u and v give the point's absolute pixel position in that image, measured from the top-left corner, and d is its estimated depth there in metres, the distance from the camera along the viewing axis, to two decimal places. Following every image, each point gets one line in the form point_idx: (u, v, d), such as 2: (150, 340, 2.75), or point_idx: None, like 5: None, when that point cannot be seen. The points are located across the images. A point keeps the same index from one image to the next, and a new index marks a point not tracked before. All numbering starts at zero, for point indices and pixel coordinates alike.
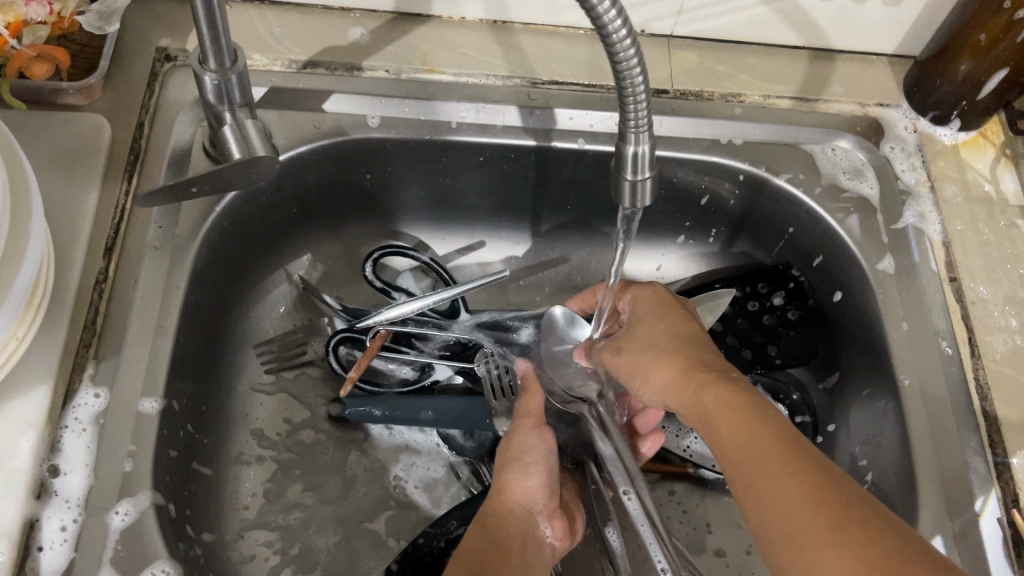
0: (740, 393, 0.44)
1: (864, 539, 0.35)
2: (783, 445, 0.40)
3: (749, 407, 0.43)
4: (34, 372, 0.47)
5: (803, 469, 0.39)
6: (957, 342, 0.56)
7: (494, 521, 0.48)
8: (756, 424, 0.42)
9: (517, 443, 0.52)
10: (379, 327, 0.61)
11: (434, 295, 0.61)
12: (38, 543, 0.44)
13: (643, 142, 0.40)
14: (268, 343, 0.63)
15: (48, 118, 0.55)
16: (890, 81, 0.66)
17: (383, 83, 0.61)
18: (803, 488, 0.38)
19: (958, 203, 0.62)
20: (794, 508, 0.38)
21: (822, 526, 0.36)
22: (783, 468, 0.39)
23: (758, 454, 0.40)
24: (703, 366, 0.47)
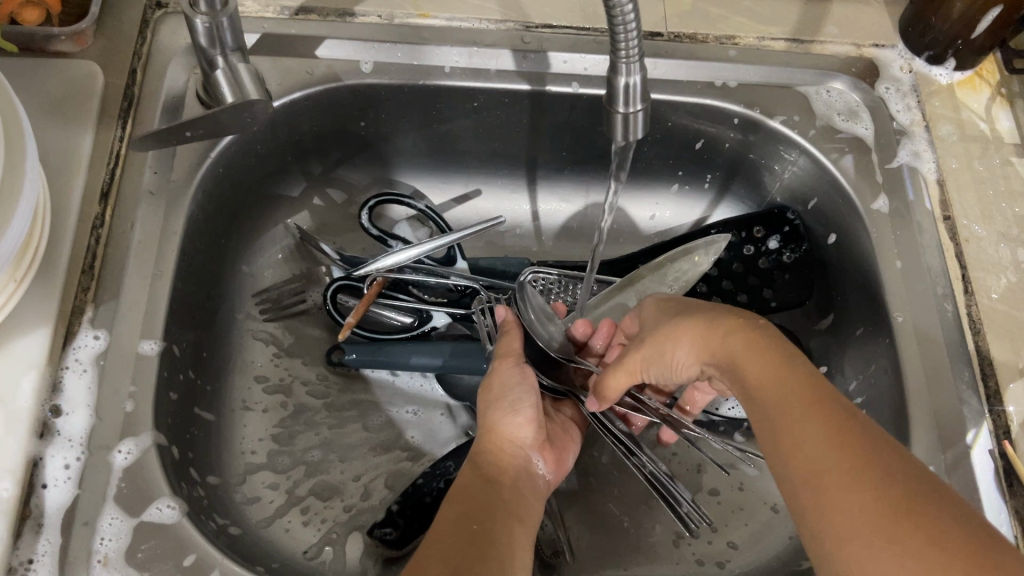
0: (769, 343, 0.41)
1: (889, 482, 0.33)
2: (811, 388, 0.38)
3: (774, 353, 0.40)
4: (34, 315, 0.48)
5: (830, 410, 0.36)
6: (950, 280, 0.57)
7: (485, 462, 0.49)
8: (786, 368, 0.39)
9: (498, 383, 0.52)
10: (376, 275, 0.60)
11: (431, 243, 0.61)
12: (42, 480, 0.44)
13: (634, 73, 0.40)
14: (267, 293, 0.64)
15: (40, 65, 0.55)
16: (886, 21, 0.66)
17: (375, 29, 0.61)
18: (829, 428, 0.36)
19: (952, 142, 0.62)
20: (816, 449, 0.35)
21: (846, 468, 0.34)
22: (809, 410, 0.37)
23: (784, 394, 0.38)
24: (727, 322, 0.44)
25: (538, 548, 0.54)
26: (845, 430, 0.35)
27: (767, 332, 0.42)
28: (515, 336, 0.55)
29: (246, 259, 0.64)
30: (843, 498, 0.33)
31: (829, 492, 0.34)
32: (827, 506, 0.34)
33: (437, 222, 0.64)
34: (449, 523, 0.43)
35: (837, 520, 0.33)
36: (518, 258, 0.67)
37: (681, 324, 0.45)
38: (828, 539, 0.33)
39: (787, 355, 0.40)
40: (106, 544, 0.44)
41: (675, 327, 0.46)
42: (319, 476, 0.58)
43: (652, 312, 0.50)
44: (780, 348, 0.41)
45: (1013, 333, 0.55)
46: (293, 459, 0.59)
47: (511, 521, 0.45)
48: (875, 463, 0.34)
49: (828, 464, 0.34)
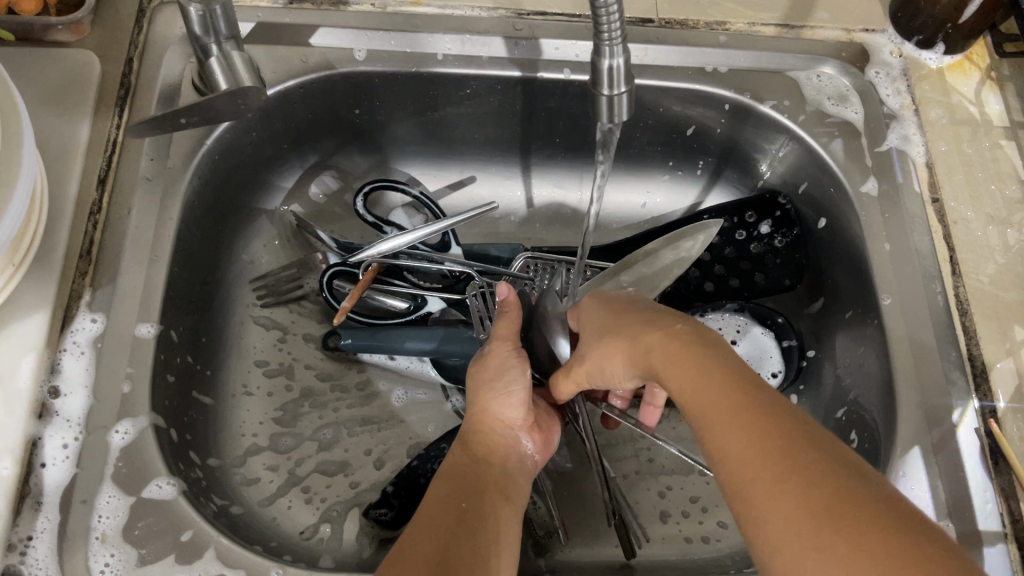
0: (694, 346, 0.40)
1: (811, 479, 0.31)
2: (730, 387, 0.37)
3: (698, 356, 0.39)
4: (33, 299, 0.48)
5: (753, 408, 0.35)
6: (938, 261, 0.57)
7: (477, 442, 0.49)
8: (708, 372, 0.38)
9: (494, 364, 0.52)
10: (371, 261, 0.61)
11: (425, 229, 0.62)
12: (41, 460, 0.45)
13: (617, 55, 0.41)
14: (265, 278, 0.65)
15: (37, 53, 0.55)
16: (876, 6, 0.66)
17: (369, 17, 0.61)
18: (751, 432, 0.34)
19: (942, 125, 0.62)
20: (741, 457, 0.34)
21: (770, 475, 0.32)
22: (732, 411, 0.35)
23: (709, 397, 0.37)
24: (651, 329, 0.43)
25: (532, 527, 0.55)
26: (770, 428, 0.34)
27: (692, 333, 0.41)
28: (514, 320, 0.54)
29: (244, 247, 0.64)
30: (767, 499, 0.32)
31: (757, 501, 0.32)
32: (758, 516, 0.32)
33: (432, 208, 0.65)
34: (439, 500, 0.44)
35: (768, 528, 0.32)
36: (511, 243, 0.68)
37: (614, 339, 0.45)
38: (762, 550, 0.32)
39: (713, 354, 0.39)
40: (104, 521, 0.44)
41: (607, 342, 0.45)
42: (320, 456, 0.60)
43: (587, 316, 0.49)
44: (704, 347, 0.39)
45: (1000, 314, 0.56)
46: (293, 441, 0.60)
47: (501, 501, 0.46)
48: (800, 458, 0.32)
49: (754, 465, 0.33)
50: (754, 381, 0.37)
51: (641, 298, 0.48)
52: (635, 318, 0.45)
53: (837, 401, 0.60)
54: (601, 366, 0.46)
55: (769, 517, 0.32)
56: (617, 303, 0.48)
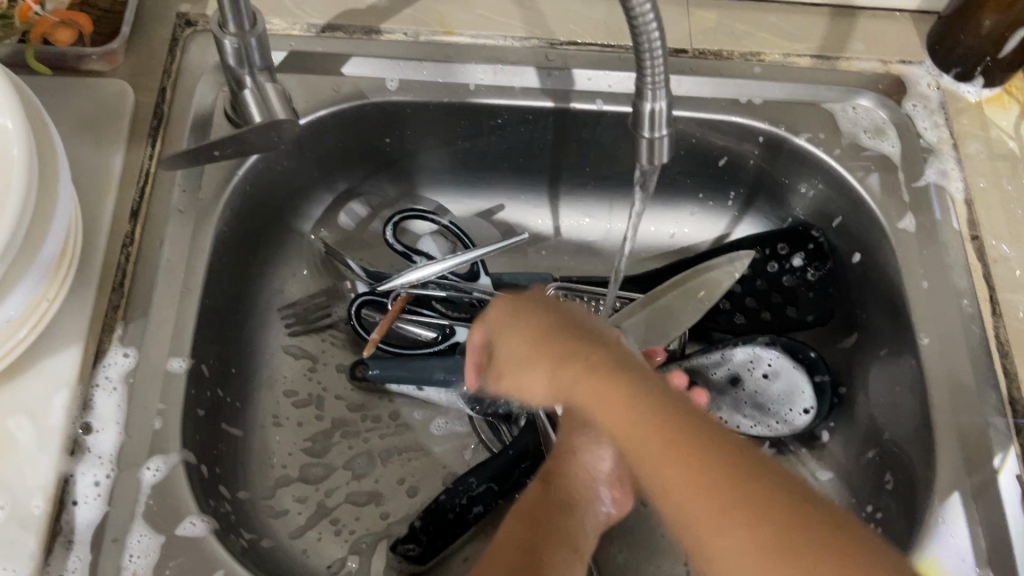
0: (609, 373, 0.35)
1: (755, 514, 0.28)
2: (652, 419, 0.32)
3: (611, 387, 0.34)
4: (66, 333, 0.48)
5: (677, 430, 0.31)
6: (977, 300, 0.56)
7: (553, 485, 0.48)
8: (625, 407, 0.33)
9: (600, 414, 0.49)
10: (401, 290, 0.61)
11: (456, 258, 0.61)
12: (73, 498, 0.45)
13: (660, 99, 0.41)
14: (294, 306, 0.64)
15: (72, 83, 0.55)
16: (913, 37, 0.65)
17: (402, 46, 0.61)
18: (683, 469, 0.30)
19: (980, 160, 0.61)
20: (681, 501, 0.30)
21: (715, 516, 0.29)
22: (660, 429, 0.32)
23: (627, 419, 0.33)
24: (570, 352, 0.38)
25: None
26: (715, 462, 0.30)
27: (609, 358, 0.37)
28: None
29: (273, 276, 0.64)
30: (716, 525, 0.29)
31: (707, 550, 0.29)
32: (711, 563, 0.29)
33: (461, 238, 0.65)
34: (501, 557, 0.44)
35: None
36: (541, 273, 0.67)
37: (530, 353, 0.40)
38: None
39: (633, 376, 0.35)
40: (135, 561, 0.44)
41: (526, 364, 0.40)
42: (350, 486, 0.59)
43: (507, 316, 0.45)
44: (623, 374, 0.35)
45: None
46: (322, 472, 0.60)
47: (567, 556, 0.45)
48: (742, 476, 0.29)
49: (690, 490, 0.30)
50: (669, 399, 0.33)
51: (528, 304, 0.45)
52: (551, 334, 0.41)
53: (870, 440, 0.59)
54: (522, 385, 0.41)
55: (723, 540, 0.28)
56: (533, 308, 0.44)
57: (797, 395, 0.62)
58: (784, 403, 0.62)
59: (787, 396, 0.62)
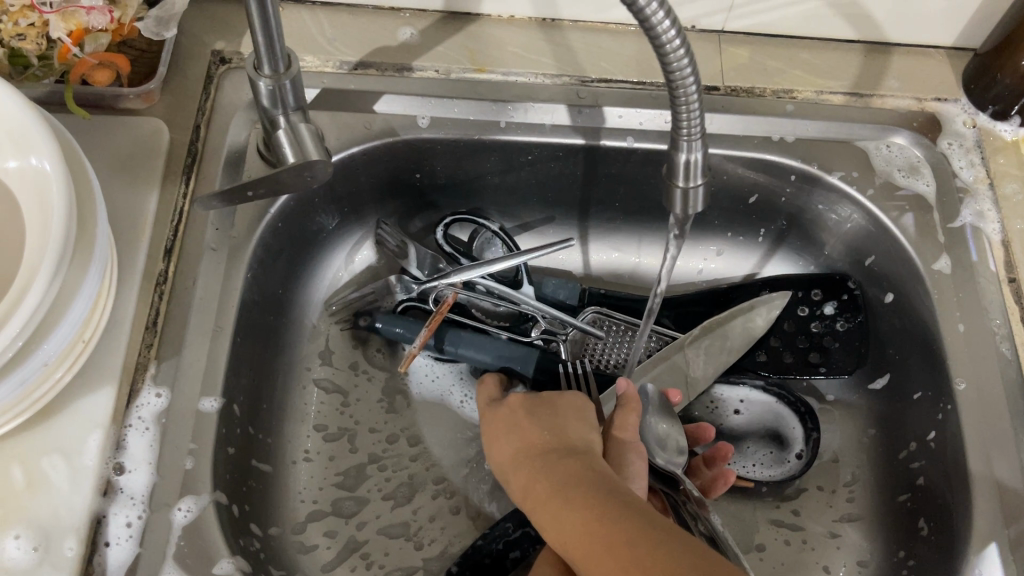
0: (566, 477, 0.42)
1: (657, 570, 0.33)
2: (586, 510, 0.38)
3: (562, 491, 0.41)
4: (101, 373, 0.49)
5: (603, 523, 0.37)
6: (1015, 345, 0.55)
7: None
8: (567, 506, 0.39)
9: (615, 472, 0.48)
10: (444, 292, 0.63)
11: (502, 262, 0.61)
12: (105, 538, 0.45)
13: (695, 150, 0.41)
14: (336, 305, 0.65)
15: (109, 122, 0.56)
16: (949, 74, 0.64)
17: (433, 84, 0.61)
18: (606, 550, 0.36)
19: (1019, 200, 0.60)
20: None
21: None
22: (590, 530, 0.37)
23: (572, 527, 0.38)
24: (544, 456, 0.45)
25: None
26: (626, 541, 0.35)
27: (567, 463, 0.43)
28: (629, 412, 0.51)
29: (304, 308, 0.65)
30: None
31: None
32: None
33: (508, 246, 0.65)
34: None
35: None
36: (575, 284, 0.67)
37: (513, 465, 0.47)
38: None
39: (592, 488, 0.40)
40: None
41: (511, 475, 0.46)
42: (380, 520, 0.59)
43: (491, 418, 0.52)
44: (577, 484, 0.41)
45: None
46: (352, 506, 0.60)
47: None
48: (655, 559, 0.34)
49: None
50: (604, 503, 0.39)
51: (510, 405, 0.51)
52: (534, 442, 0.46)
53: (903, 485, 0.58)
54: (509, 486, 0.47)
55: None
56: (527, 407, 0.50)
57: (785, 429, 0.63)
58: (771, 441, 0.63)
59: (773, 430, 0.63)
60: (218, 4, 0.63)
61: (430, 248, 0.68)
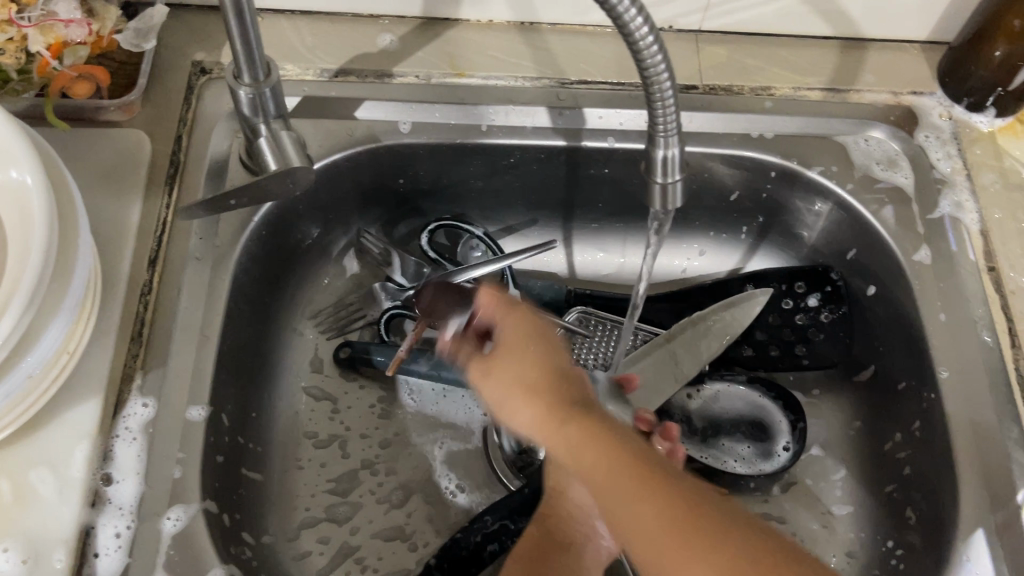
0: (579, 411, 0.39)
1: (709, 537, 0.33)
2: (610, 449, 0.37)
3: (578, 416, 0.39)
4: (87, 384, 0.49)
5: (638, 461, 0.36)
6: (997, 333, 0.56)
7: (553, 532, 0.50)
8: (590, 434, 0.38)
9: None
10: None
11: (487, 267, 0.62)
12: (94, 550, 0.45)
13: (672, 145, 0.41)
14: (322, 313, 0.66)
15: (91, 135, 0.56)
16: (924, 68, 0.65)
17: (414, 89, 0.61)
18: (646, 498, 0.34)
19: (995, 190, 0.61)
20: (650, 523, 0.34)
21: (674, 540, 0.33)
22: (672, 512, 0.34)
23: (635, 500, 0.35)
24: (533, 369, 0.42)
25: None
26: (668, 494, 0.34)
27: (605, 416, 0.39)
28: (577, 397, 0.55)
29: (290, 318, 0.65)
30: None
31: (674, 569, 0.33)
32: None
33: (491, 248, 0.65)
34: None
35: None
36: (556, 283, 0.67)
37: (524, 395, 0.41)
38: None
39: (611, 425, 0.38)
40: None
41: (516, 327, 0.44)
42: (373, 525, 0.59)
43: (500, 339, 0.44)
44: (592, 420, 0.38)
45: None
46: (345, 512, 0.60)
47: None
48: (707, 522, 0.33)
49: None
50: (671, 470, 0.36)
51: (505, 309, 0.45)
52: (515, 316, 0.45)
53: (890, 475, 0.59)
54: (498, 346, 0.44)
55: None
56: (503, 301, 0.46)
57: (771, 422, 0.62)
58: (756, 435, 0.62)
59: (760, 423, 0.63)
60: (198, 15, 0.63)
61: (414, 253, 0.68)
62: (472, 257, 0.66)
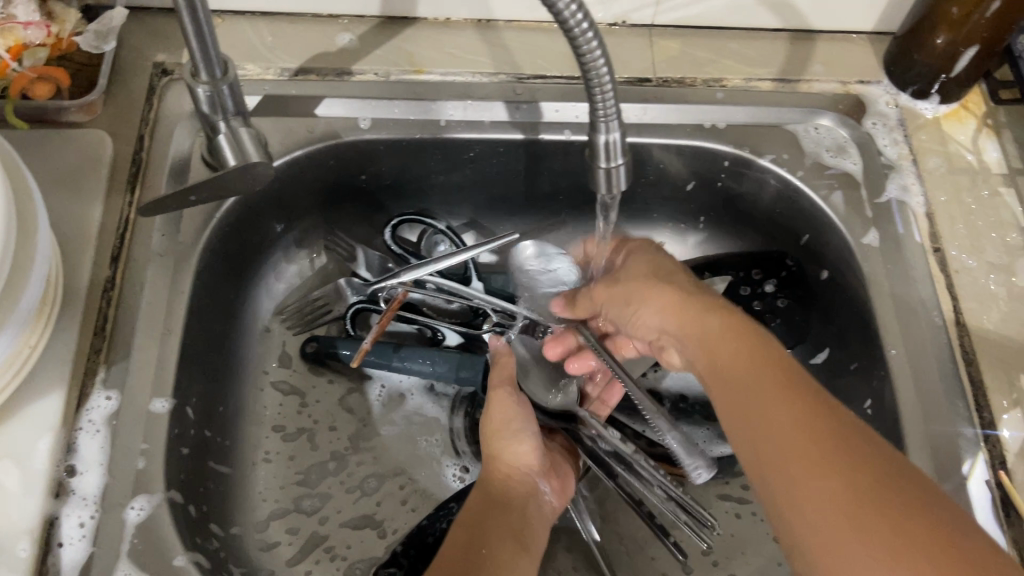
0: (743, 324, 0.47)
1: (861, 464, 0.37)
2: (781, 367, 0.43)
3: (751, 336, 0.45)
4: (50, 379, 0.50)
5: (791, 382, 0.42)
6: (942, 312, 0.57)
7: (490, 492, 0.53)
8: (761, 348, 0.44)
9: (497, 414, 0.56)
10: (396, 291, 0.64)
11: (450, 258, 0.63)
12: (58, 539, 0.46)
13: (613, 130, 0.42)
14: (287, 308, 0.66)
15: (53, 136, 0.57)
16: (871, 58, 0.67)
17: (373, 86, 0.63)
18: (802, 415, 0.40)
19: (940, 174, 0.63)
20: (788, 437, 0.39)
21: (818, 457, 0.38)
22: (803, 420, 0.39)
23: (782, 412, 0.40)
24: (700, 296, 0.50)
25: None
26: (837, 423, 0.39)
27: (780, 348, 0.45)
28: (504, 366, 0.59)
29: (255, 314, 0.65)
30: (820, 483, 0.37)
31: (800, 483, 0.38)
32: (798, 496, 0.38)
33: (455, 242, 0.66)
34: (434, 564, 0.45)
35: (811, 505, 0.37)
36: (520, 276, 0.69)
37: (726, 330, 0.47)
38: (792, 512, 0.38)
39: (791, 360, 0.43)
40: None
41: (644, 287, 0.53)
42: (342, 514, 0.60)
43: (618, 288, 0.55)
44: (759, 342, 0.45)
45: (1006, 363, 0.55)
46: (314, 502, 0.60)
47: (494, 555, 0.47)
48: (838, 441, 0.38)
49: (818, 465, 0.38)
50: (841, 408, 0.40)
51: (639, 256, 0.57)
52: (659, 271, 0.54)
53: None
54: (628, 300, 0.54)
55: (812, 497, 0.37)
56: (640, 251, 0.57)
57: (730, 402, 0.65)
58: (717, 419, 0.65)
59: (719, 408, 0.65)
60: (159, 17, 0.64)
61: (379, 249, 0.69)
62: (438, 251, 0.67)
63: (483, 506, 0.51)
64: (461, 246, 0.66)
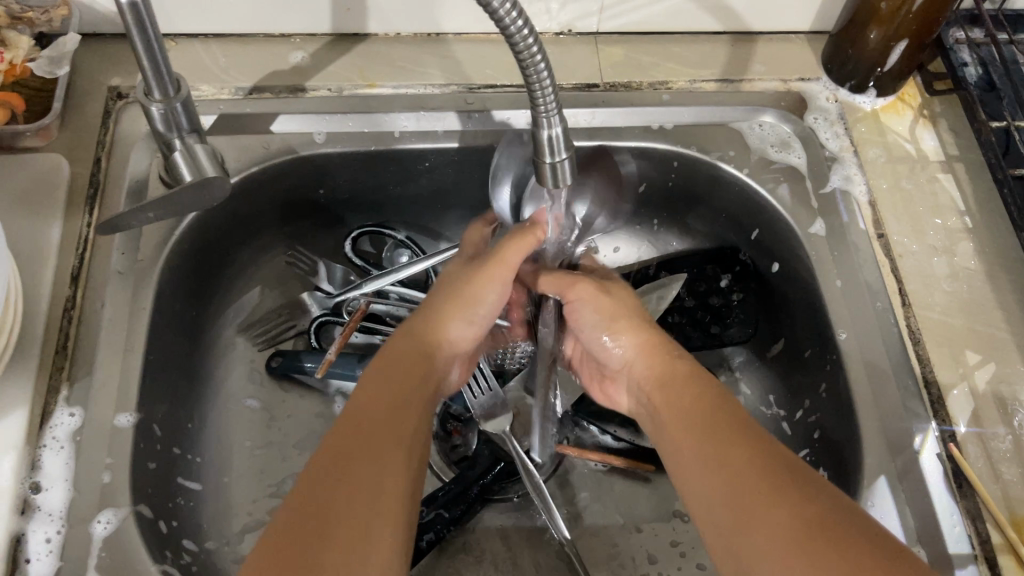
0: (703, 382, 0.49)
1: (803, 499, 0.38)
2: (735, 421, 0.44)
3: (708, 393, 0.48)
4: (11, 399, 0.50)
5: (739, 430, 0.44)
6: (888, 294, 0.59)
7: (417, 356, 0.50)
8: (718, 404, 0.46)
9: (477, 289, 0.55)
10: (359, 300, 0.65)
11: (417, 262, 0.64)
12: (25, 555, 0.46)
13: (555, 125, 0.43)
14: (253, 326, 0.67)
15: (9, 161, 0.58)
16: (809, 57, 0.70)
17: (326, 101, 0.64)
18: (752, 458, 0.42)
19: (880, 163, 0.65)
20: (740, 477, 0.41)
21: (767, 497, 0.39)
22: (755, 466, 0.41)
23: (730, 458, 0.42)
24: (671, 344, 0.55)
25: (421, 534, 0.56)
26: (780, 464, 0.41)
27: (732, 403, 0.46)
28: (526, 245, 0.55)
29: (221, 331, 0.66)
30: (765, 525, 0.38)
31: (750, 523, 0.39)
32: (747, 534, 0.39)
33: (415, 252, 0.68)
34: (346, 427, 0.43)
35: (757, 544, 0.38)
36: None
37: (693, 389, 0.49)
38: (741, 552, 0.39)
39: (742, 412, 0.46)
40: None
41: (628, 323, 0.56)
42: None
43: (608, 299, 0.57)
44: (714, 393, 0.47)
45: (952, 341, 0.57)
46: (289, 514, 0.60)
47: (410, 416, 0.46)
48: (785, 479, 0.40)
49: (765, 511, 0.39)
50: (786, 452, 0.42)
51: (606, 289, 0.58)
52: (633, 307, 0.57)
53: (803, 439, 0.62)
54: (613, 317, 0.56)
55: (755, 537, 0.38)
56: (607, 287, 0.58)
57: None
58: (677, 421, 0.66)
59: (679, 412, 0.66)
60: (113, 43, 0.65)
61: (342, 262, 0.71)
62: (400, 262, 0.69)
63: (408, 367, 0.49)
64: (421, 255, 0.67)
